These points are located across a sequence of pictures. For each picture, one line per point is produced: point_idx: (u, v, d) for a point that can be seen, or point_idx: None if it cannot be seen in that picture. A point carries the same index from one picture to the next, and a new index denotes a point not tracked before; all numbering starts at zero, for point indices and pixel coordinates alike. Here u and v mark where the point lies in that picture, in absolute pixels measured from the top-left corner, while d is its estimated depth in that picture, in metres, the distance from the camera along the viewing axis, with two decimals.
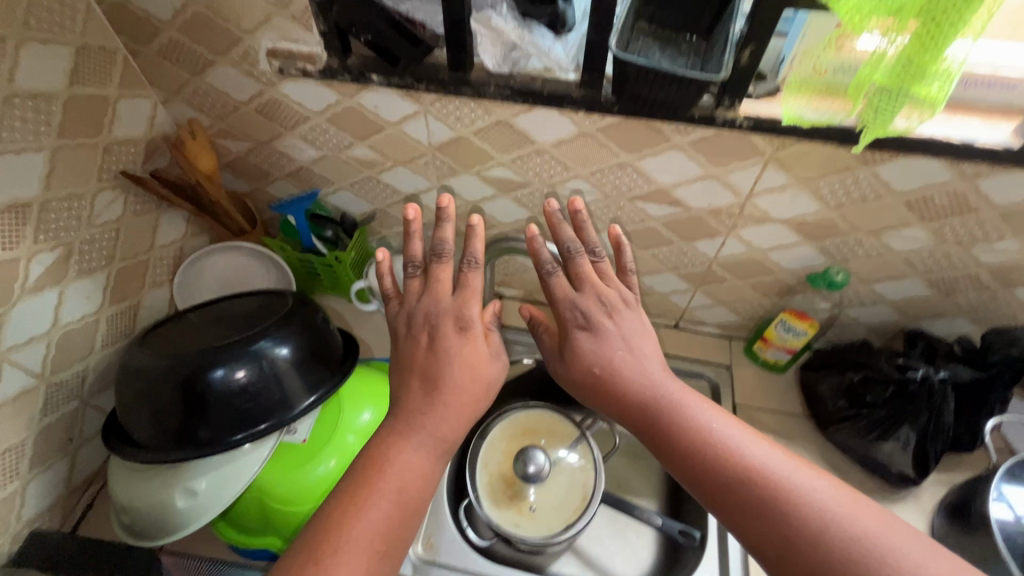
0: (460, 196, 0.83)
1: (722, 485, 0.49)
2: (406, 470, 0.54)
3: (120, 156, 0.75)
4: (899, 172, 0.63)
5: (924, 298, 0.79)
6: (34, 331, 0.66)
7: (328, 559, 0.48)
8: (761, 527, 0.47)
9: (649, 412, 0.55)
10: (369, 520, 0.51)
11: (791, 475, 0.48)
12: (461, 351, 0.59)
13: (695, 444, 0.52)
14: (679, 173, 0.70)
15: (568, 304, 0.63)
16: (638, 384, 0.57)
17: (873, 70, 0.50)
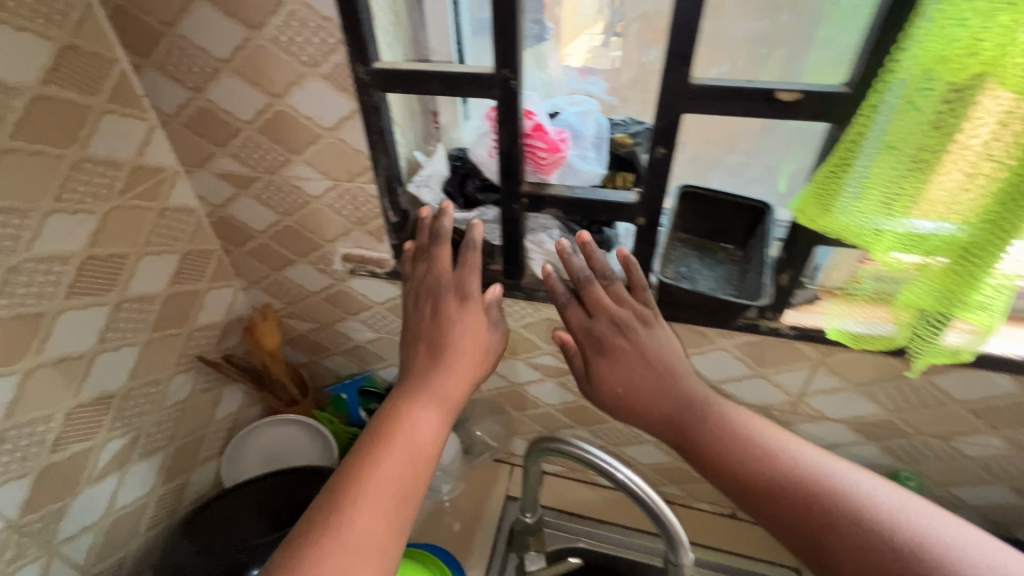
0: (507, 378, 0.85)
1: (760, 483, 0.44)
2: (420, 420, 0.53)
3: (199, 341, 0.82)
4: (958, 383, 0.62)
5: (1014, 507, 0.72)
6: (87, 520, 0.68)
7: (346, 512, 0.45)
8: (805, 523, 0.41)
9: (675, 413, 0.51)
10: (385, 476, 0.48)
11: (841, 470, 0.43)
12: (455, 331, 0.59)
13: (729, 443, 0.47)
14: (726, 370, 0.71)
15: (583, 330, 0.60)
16: (664, 389, 0.53)
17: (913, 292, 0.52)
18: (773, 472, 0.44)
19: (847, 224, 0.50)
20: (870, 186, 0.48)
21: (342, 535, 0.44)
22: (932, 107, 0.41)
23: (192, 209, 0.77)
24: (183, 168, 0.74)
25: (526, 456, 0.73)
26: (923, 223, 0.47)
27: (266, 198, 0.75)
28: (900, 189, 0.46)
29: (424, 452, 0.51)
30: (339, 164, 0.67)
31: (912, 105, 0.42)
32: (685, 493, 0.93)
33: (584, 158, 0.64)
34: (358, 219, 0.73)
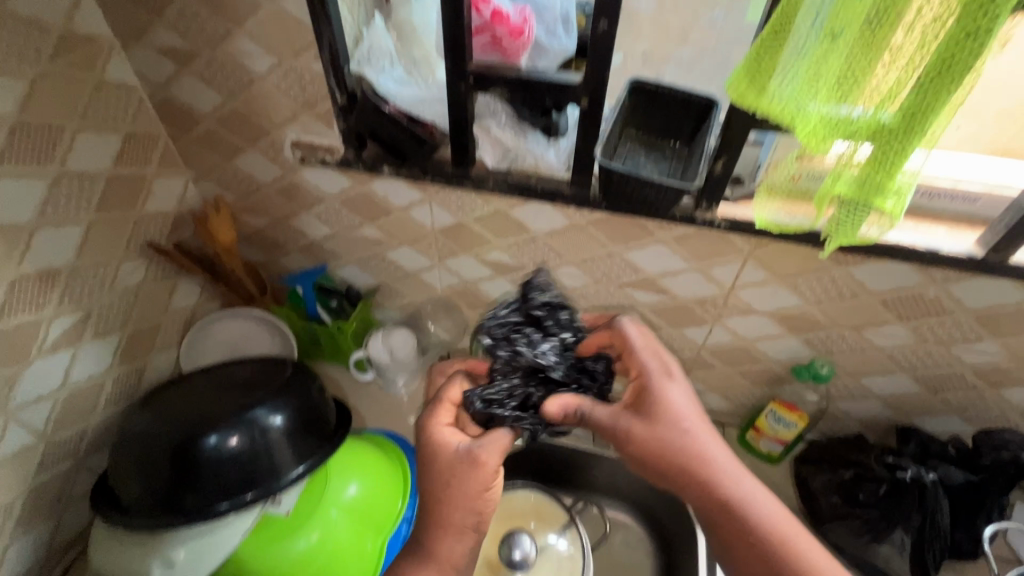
0: (460, 274, 0.88)
1: (737, 532, 0.56)
2: (453, 550, 0.61)
3: (148, 227, 0.81)
4: (872, 273, 0.67)
5: (912, 393, 0.79)
6: (43, 389, 0.69)
7: (430, 545, 0.61)
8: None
9: (679, 469, 0.58)
10: (450, 547, 0.60)
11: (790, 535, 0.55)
12: (483, 482, 0.60)
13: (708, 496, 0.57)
14: (664, 264, 0.74)
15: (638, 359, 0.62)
16: (675, 449, 0.58)
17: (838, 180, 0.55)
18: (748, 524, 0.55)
19: (781, 105, 0.52)
20: (816, 69, 0.49)
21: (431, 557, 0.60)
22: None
23: (131, 89, 0.74)
24: (118, 39, 0.70)
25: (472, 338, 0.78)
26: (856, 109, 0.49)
27: (209, 76, 0.72)
28: (832, 74, 0.48)
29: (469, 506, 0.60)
30: (282, 38, 0.65)
31: None
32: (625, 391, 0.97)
33: (552, 35, 0.63)
34: (305, 101, 0.71)
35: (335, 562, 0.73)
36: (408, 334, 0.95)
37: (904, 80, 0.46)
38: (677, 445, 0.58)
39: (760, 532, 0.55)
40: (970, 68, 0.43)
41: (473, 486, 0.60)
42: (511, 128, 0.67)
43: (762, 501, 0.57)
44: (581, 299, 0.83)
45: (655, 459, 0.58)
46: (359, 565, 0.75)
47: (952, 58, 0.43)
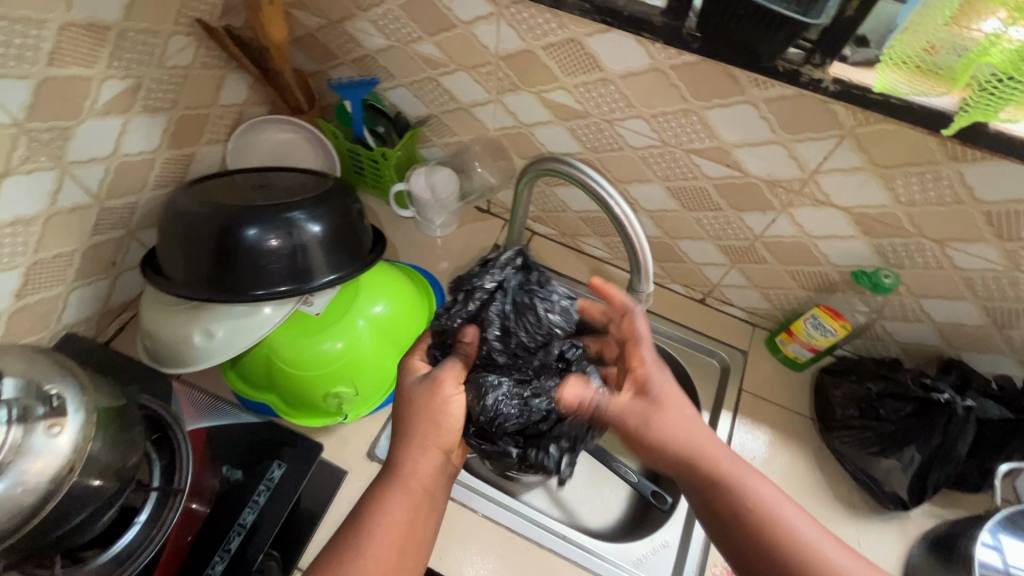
0: (516, 115, 0.81)
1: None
2: (421, 472, 0.59)
3: (198, 3, 0.76)
4: (987, 177, 0.58)
5: (973, 325, 0.73)
6: (96, 151, 0.70)
7: (393, 482, 0.58)
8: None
9: (676, 455, 0.57)
10: (412, 490, 0.57)
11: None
12: (449, 407, 0.59)
13: (715, 487, 0.55)
14: (745, 132, 0.66)
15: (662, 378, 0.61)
16: (679, 437, 0.57)
17: (995, 47, 0.46)
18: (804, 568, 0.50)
19: None
20: None
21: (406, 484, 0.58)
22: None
23: None
24: None
25: (520, 178, 0.72)
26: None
27: None
28: None
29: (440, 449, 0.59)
30: None
31: None
32: (662, 275, 0.94)
33: None
34: None
35: (356, 368, 0.77)
36: (451, 175, 0.92)
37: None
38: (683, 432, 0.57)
39: (771, 525, 0.52)
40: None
41: (438, 406, 0.59)
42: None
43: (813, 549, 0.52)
44: (640, 162, 0.77)
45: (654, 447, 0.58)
46: (377, 374, 0.80)
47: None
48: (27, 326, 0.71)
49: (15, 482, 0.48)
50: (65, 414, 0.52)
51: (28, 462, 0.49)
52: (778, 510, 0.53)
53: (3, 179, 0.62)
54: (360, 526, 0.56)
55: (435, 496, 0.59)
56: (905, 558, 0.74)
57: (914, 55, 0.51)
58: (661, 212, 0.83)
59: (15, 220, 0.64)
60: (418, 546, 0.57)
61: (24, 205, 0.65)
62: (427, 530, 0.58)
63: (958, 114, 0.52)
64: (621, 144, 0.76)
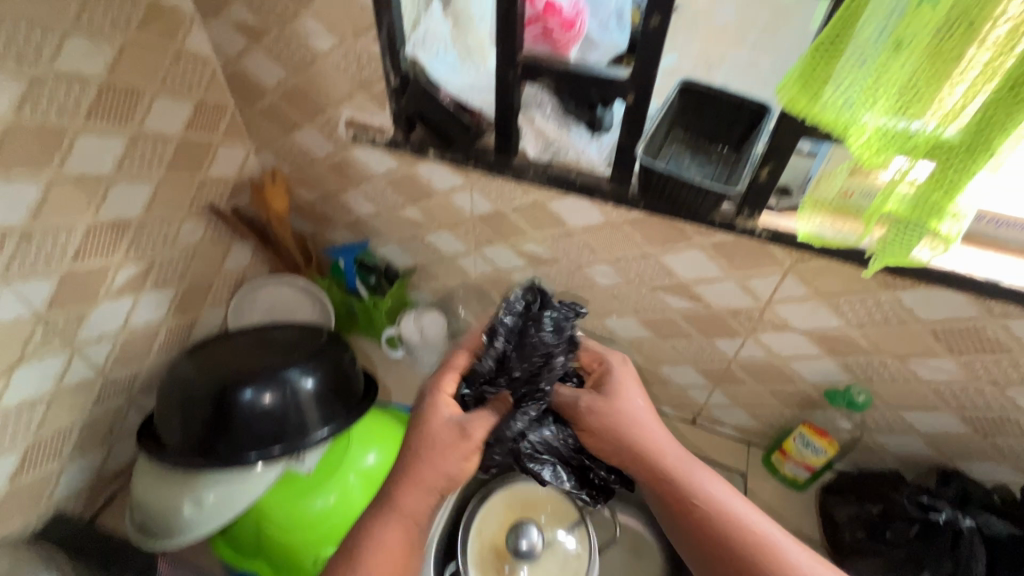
0: (494, 263, 0.89)
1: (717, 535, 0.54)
2: (407, 504, 0.54)
3: (209, 191, 0.87)
4: (922, 301, 0.63)
5: (957, 434, 0.74)
6: (106, 328, 0.76)
7: (375, 524, 0.54)
8: (711, 558, 0.54)
9: (636, 449, 0.58)
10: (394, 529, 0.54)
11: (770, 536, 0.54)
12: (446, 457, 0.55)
13: (681, 502, 0.56)
14: (700, 271, 0.73)
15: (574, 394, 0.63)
16: (630, 427, 0.59)
17: (891, 201, 0.53)
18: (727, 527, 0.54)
19: (829, 112, 0.50)
20: (874, 80, 0.48)
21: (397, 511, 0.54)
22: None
23: (206, 59, 0.80)
24: (199, 13, 0.76)
25: None
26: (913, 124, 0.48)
27: (275, 52, 0.76)
28: (897, 87, 0.47)
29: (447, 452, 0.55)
30: (344, 17, 0.68)
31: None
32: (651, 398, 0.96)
33: (603, 27, 0.63)
34: (362, 82, 0.74)
35: (347, 526, 0.76)
36: (439, 317, 0.97)
37: (971, 90, 0.45)
38: (629, 414, 0.59)
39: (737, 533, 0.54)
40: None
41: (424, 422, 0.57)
42: (556, 120, 0.70)
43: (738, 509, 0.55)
44: (611, 299, 0.83)
45: (612, 434, 0.58)
46: None
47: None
48: (16, 507, 0.71)
49: None
50: None
51: None
52: (735, 510, 0.55)
53: (14, 368, 0.66)
54: (361, 532, 0.54)
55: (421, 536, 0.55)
56: None
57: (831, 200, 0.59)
58: (637, 340, 0.87)
59: (20, 404, 0.68)
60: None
61: (31, 388, 0.68)
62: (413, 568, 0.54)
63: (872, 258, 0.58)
64: (592, 285, 0.83)
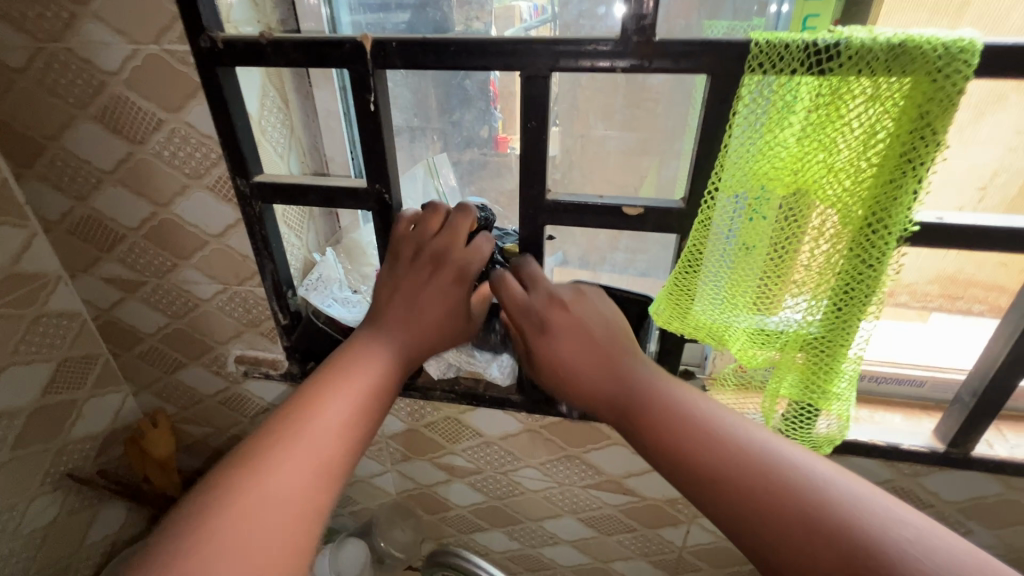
0: (415, 478, 0.81)
1: (755, 513, 0.38)
2: (335, 406, 0.47)
3: (70, 456, 0.76)
4: (841, 468, 0.64)
5: None
6: None
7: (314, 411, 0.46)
8: (749, 522, 0.38)
9: (610, 405, 0.48)
10: (341, 396, 0.48)
11: (807, 469, 0.39)
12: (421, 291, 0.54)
13: (684, 446, 0.42)
14: (626, 465, 0.70)
15: (516, 307, 0.53)
16: (590, 348, 0.50)
17: (782, 386, 0.56)
18: (742, 470, 0.40)
19: (699, 313, 0.56)
20: (731, 282, 0.53)
21: (324, 406, 0.47)
22: (770, 214, 0.48)
23: (75, 313, 0.73)
24: (68, 272, 0.71)
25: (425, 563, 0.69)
26: (779, 316, 0.53)
27: (154, 301, 0.73)
28: (752, 287, 0.52)
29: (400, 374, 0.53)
30: (227, 267, 0.67)
31: (751, 214, 0.49)
32: None
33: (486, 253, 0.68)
34: (249, 321, 0.71)
35: None
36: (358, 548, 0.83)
37: (815, 296, 0.50)
38: (591, 329, 0.50)
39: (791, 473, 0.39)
40: (872, 289, 0.47)
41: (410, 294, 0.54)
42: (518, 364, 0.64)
43: (753, 442, 0.41)
44: (545, 501, 0.77)
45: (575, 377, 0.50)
46: None
47: (853, 282, 0.48)
48: None
49: None
50: None
51: None
52: (764, 443, 0.41)
53: None
54: (271, 436, 0.44)
55: (353, 443, 0.47)
56: None
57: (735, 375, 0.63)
58: (582, 539, 0.80)
59: None
60: (305, 533, 0.41)
61: None
62: (359, 441, 0.47)
63: None
64: (521, 488, 0.77)
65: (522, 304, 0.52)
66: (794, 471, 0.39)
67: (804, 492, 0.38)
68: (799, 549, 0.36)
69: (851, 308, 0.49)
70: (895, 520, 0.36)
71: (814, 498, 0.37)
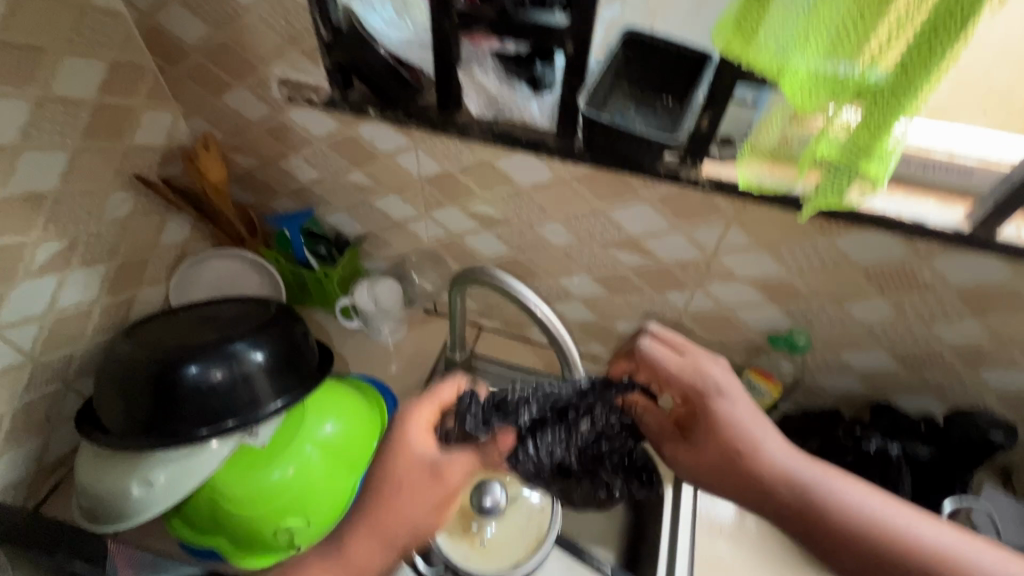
0: (446, 226, 0.87)
1: (869, 550, 0.51)
2: (360, 554, 0.54)
3: (135, 161, 0.81)
4: (857, 243, 0.66)
5: (890, 370, 0.79)
6: (29, 311, 0.71)
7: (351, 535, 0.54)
8: (810, 509, 0.53)
9: (716, 457, 0.56)
10: (366, 544, 0.54)
11: (862, 504, 0.53)
12: (419, 497, 0.54)
13: (809, 500, 0.53)
14: (648, 225, 0.73)
15: (647, 369, 0.60)
16: (699, 393, 0.57)
17: (821, 145, 0.52)
18: (803, 500, 0.53)
19: (763, 46, 0.48)
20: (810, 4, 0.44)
21: (372, 515, 0.54)
22: None
23: (118, 14, 0.73)
24: None
25: (452, 289, 0.75)
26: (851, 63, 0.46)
27: (194, 5, 0.71)
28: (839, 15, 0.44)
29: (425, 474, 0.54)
30: None
31: None
32: (608, 354, 0.99)
33: None
34: (291, 36, 0.70)
35: (308, 496, 0.74)
36: (394, 285, 0.97)
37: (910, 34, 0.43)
38: (734, 416, 0.56)
39: (898, 537, 0.51)
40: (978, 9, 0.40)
41: (402, 452, 0.55)
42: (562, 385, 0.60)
43: (833, 485, 0.54)
44: (565, 258, 0.83)
45: (712, 441, 0.56)
46: (329, 500, 0.76)
47: (938, 31, 0.42)
48: None
49: None
50: None
51: None
52: (850, 501, 0.53)
53: None
54: (346, 548, 0.54)
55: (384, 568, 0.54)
56: None
57: (773, 149, 0.58)
58: (593, 298, 0.88)
59: None
60: None
61: None
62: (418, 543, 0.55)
63: (809, 201, 0.58)
64: (544, 244, 0.82)
65: (642, 370, 0.60)
66: (875, 518, 0.53)
67: (881, 539, 0.52)
68: (841, 541, 0.52)
69: (943, 40, 0.42)
70: (933, 540, 0.52)
71: (866, 525, 0.52)
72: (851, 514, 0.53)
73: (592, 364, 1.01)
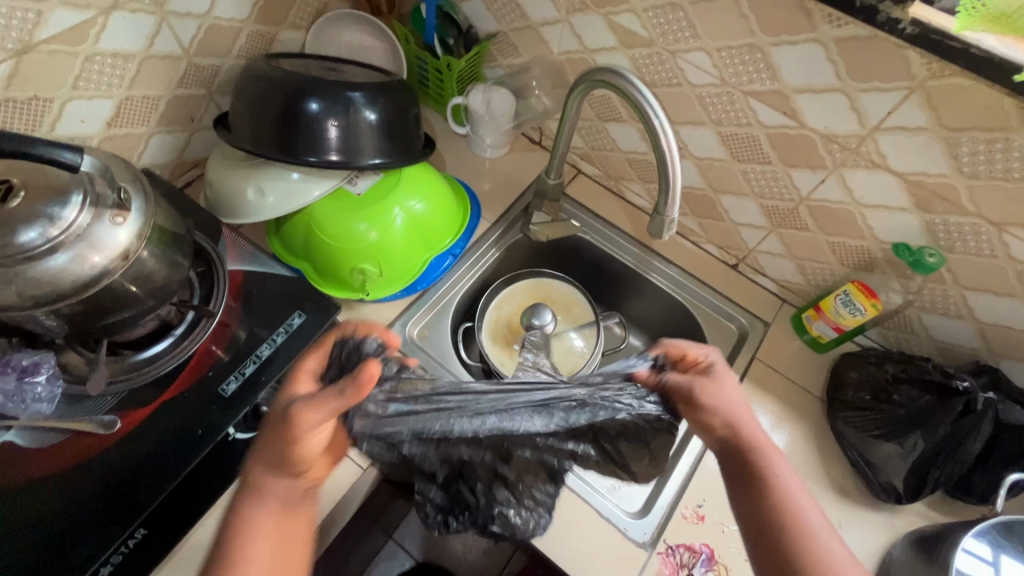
0: (582, 38, 0.81)
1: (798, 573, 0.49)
2: (264, 500, 0.51)
3: None
4: None
5: (1019, 330, 0.69)
6: (193, 7, 0.76)
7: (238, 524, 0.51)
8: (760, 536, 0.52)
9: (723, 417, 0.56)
10: (275, 484, 0.52)
11: (824, 541, 0.50)
12: (309, 431, 0.50)
13: (767, 509, 0.52)
14: (810, 76, 0.64)
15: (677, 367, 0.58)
16: (729, 407, 0.56)
17: None
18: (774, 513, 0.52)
19: None
20: None
21: (256, 505, 0.51)
22: None
23: None
24: None
25: (572, 91, 0.71)
26: None
27: None
28: None
29: (290, 519, 0.52)
30: None
31: None
32: (700, 232, 0.93)
33: None
34: None
35: (385, 253, 0.81)
36: (509, 97, 0.95)
37: None
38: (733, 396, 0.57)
39: (794, 519, 0.51)
40: None
41: (297, 435, 0.50)
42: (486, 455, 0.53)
43: (808, 514, 0.52)
44: (697, 102, 0.75)
45: (724, 410, 0.56)
46: (401, 265, 0.84)
47: None
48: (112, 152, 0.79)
49: (70, 261, 0.54)
50: (128, 213, 0.57)
51: (91, 251, 0.54)
52: (811, 520, 0.51)
53: (111, 12, 0.68)
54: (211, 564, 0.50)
55: (287, 524, 0.52)
56: (883, 551, 0.73)
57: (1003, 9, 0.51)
58: (710, 160, 0.81)
59: (115, 53, 0.72)
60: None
61: (125, 40, 0.72)
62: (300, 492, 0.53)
63: None
64: (680, 80, 0.75)
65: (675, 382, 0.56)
66: (817, 533, 0.51)
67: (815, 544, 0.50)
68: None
69: None
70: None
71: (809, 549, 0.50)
72: (804, 524, 0.51)
73: (680, 238, 0.96)
